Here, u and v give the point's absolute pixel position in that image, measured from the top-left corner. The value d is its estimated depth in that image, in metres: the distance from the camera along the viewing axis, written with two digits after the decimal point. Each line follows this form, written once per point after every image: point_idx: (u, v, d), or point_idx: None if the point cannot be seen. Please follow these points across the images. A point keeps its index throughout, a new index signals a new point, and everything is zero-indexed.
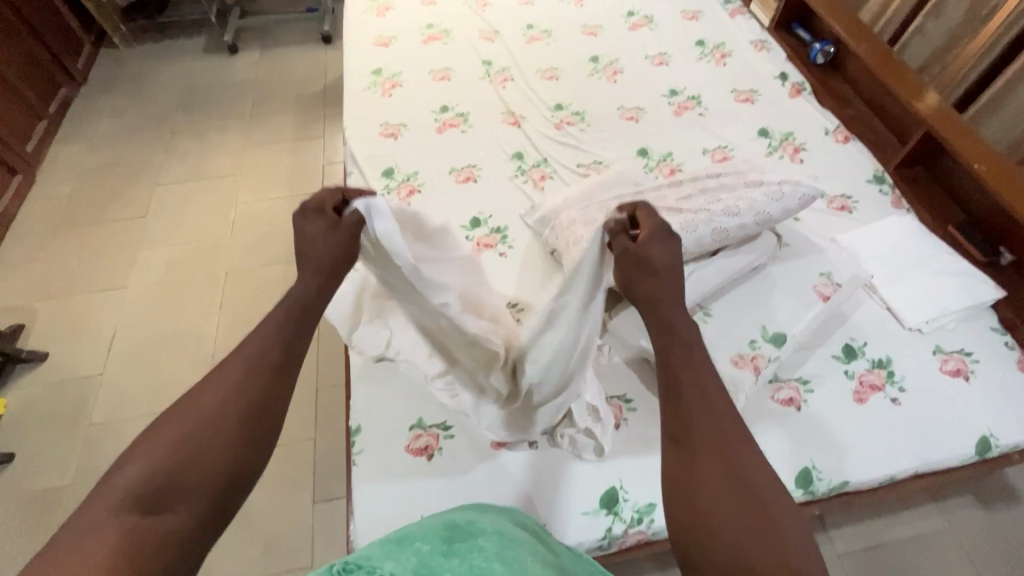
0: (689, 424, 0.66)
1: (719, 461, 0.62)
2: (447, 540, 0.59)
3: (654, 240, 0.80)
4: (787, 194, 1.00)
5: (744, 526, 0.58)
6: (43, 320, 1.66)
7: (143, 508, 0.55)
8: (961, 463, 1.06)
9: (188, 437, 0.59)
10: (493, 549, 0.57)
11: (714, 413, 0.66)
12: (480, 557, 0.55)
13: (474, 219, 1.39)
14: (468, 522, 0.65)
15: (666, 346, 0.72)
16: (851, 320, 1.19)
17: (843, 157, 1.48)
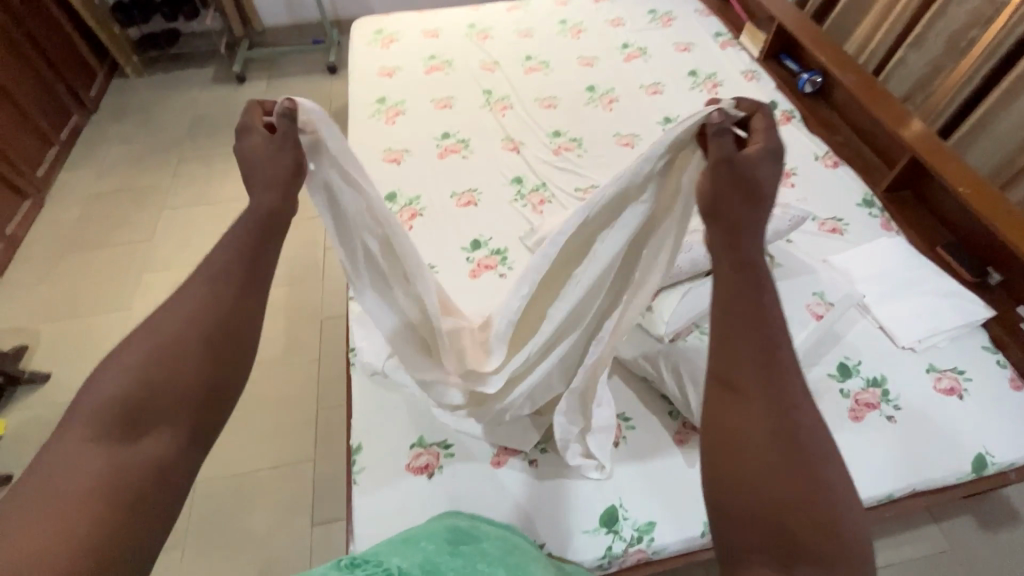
0: (742, 372, 0.60)
1: (770, 415, 0.58)
2: (451, 542, 0.63)
3: (763, 150, 0.71)
4: (779, 216, 1.03)
5: (791, 490, 0.55)
6: (47, 341, 1.67)
7: (124, 432, 0.56)
8: (958, 481, 1.06)
9: (160, 365, 0.60)
10: (495, 554, 0.61)
11: (775, 362, 0.60)
12: (482, 560, 0.59)
13: (474, 241, 1.42)
14: (471, 528, 0.70)
15: (735, 281, 0.65)
16: (845, 339, 1.21)
17: (833, 181, 1.53)
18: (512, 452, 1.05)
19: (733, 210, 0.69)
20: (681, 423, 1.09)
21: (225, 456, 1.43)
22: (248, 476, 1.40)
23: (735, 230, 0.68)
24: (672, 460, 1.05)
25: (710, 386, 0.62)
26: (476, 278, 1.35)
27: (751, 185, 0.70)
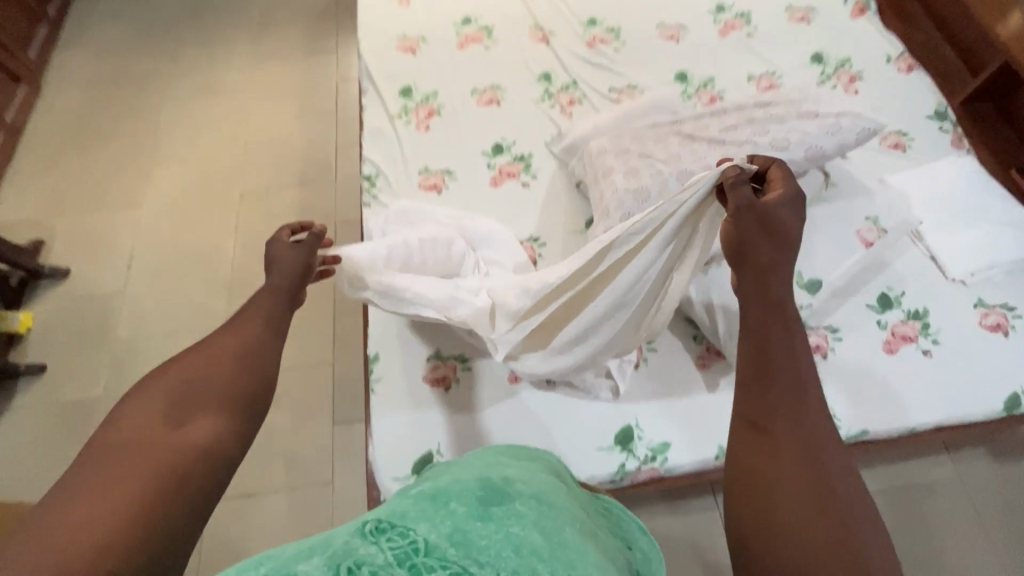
0: (772, 416, 0.58)
1: (801, 462, 0.55)
2: (483, 502, 0.56)
3: (785, 200, 0.70)
4: (845, 128, 0.89)
5: (828, 541, 0.51)
6: (61, 236, 1.65)
7: (171, 425, 0.56)
8: (986, 418, 1.03)
9: (207, 373, 0.63)
10: (531, 517, 0.56)
11: (802, 408, 0.58)
12: (516, 524, 0.54)
13: (496, 145, 1.31)
14: (505, 480, 0.62)
15: (764, 317, 0.63)
16: (891, 268, 1.13)
17: (904, 89, 1.35)
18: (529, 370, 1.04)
19: (757, 253, 0.67)
20: (704, 347, 1.06)
21: None
22: None
23: (762, 273, 0.66)
24: (691, 384, 1.03)
25: (736, 425, 0.60)
26: (497, 187, 1.26)
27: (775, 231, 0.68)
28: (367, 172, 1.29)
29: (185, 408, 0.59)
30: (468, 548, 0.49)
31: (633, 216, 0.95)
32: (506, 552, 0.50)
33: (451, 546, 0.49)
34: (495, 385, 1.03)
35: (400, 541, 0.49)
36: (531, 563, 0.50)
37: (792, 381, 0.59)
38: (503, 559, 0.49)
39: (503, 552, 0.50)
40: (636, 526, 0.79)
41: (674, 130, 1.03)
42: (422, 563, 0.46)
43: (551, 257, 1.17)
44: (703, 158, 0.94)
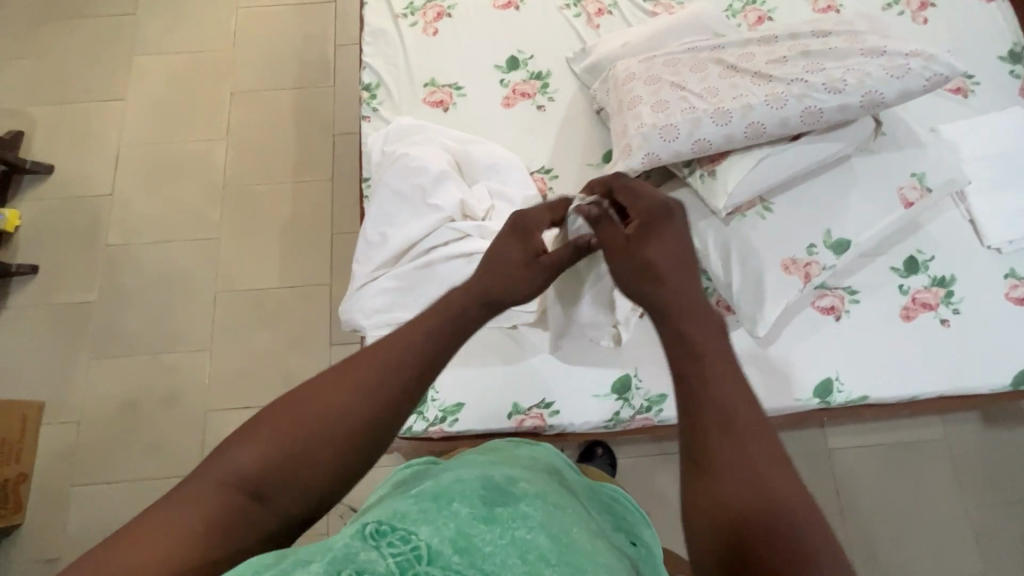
0: (713, 454, 0.53)
1: (756, 503, 0.50)
2: (487, 502, 0.59)
3: (641, 229, 0.67)
4: (915, 71, 0.76)
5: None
6: (41, 127, 1.54)
7: (251, 495, 0.51)
8: (991, 391, 1.02)
9: (315, 445, 0.53)
10: (538, 518, 0.58)
11: (746, 440, 0.53)
12: (522, 528, 0.56)
13: (511, 59, 1.17)
14: (508, 479, 0.65)
15: (685, 353, 0.58)
16: (925, 229, 1.05)
17: (979, 21, 1.18)
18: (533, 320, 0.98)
19: (660, 296, 0.62)
20: (716, 301, 0.98)
21: (243, 269, 1.43)
22: (267, 293, 1.41)
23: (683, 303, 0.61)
24: None
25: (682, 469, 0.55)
26: (510, 108, 1.14)
27: (650, 271, 0.64)
28: (366, 81, 1.17)
29: (275, 478, 0.52)
30: (474, 556, 0.52)
31: (656, 157, 0.86)
32: (512, 559, 0.53)
33: (455, 553, 0.52)
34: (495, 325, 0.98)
35: (402, 548, 0.51)
36: (537, 567, 0.53)
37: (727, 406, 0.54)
38: (509, 567, 0.52)
39: (509, 560, 0.53)
40: (637, 510, 0.83)
41: (715, 58, 0.90)
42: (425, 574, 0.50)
43: (562, 192, 1.08)
44: (744, 95, 0.83)
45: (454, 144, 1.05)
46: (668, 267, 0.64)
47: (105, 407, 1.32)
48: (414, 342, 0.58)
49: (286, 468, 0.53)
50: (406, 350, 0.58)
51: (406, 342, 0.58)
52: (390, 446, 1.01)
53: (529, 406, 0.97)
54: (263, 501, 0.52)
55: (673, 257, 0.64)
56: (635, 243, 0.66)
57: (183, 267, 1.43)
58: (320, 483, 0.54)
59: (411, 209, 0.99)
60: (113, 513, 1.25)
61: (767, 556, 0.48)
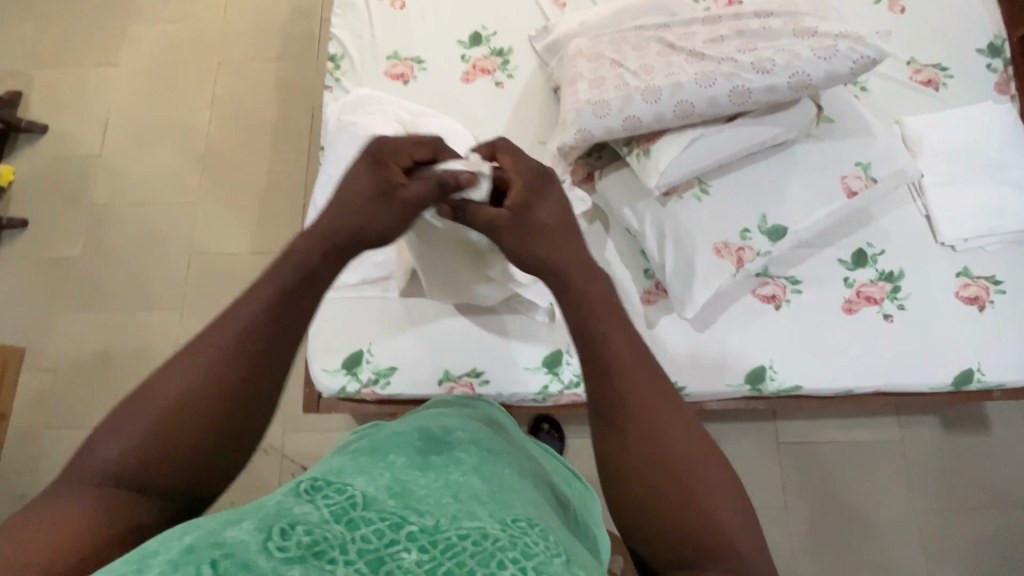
0: (615, 401, 0.55)
1: (659, 441, 0.53)
2: (422, 453, 0.58)
3: (525, 190, 0.68)
4: (842, 54, 0.76)
5: (689, 508, 0.50)
6: (39, 89, 1.61)
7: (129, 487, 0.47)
8: (931, 390, 1.00)
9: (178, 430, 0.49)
10: (472, 462, 0.58)
11: (639, 381, 0.56)
12: (456, 472, 0.56)
13: (474, 35, 1.18)
14: (444, 430, 0.64)
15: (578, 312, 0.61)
16: (878, 223, 1.03)
17: (960, 12, 1.14)
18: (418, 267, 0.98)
19: (554, 258, 0.65)
20: (653, 283, 1.01)
21: (218, 234, 1.48)
22: (238, 258, 1.46)
23: (577, 266, 0.64)
24: (632, 316, 1.00)
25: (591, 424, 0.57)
26: (468, 83, 1.15)
27: (543, 231, 0.67)
28: (332, 51, 1.19)
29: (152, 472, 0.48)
30: (409, 498, 0.50)
31: (587, 133, 0.86)
32: (446, 498, 0.51)
33: (391, 497, 0.49)
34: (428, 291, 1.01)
35: (336, 497, 0.48)
36: (470, 504, 0.52)
37: (631, 370, 0.57)
38: (443, 505, 0.50)
39: (444, 499, 0.51)
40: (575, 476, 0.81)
41: (657, 37, 0.90)
42: (360, 517, 0.46)
43: None
44: (675, 73, 0.82)
45: (406, 115, 1.06)
46: (557, 225, 0.67)
47: (80, 357, 1.39)
48: (264, 294, 0.55)
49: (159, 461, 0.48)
50: (258, 305, 0.54)
51: (257, 295, 0.55)
52: (328, 405, 1.05)
53: (459, 374, 0.99)
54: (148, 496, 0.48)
55: (559, 214, 0.68)
56: (522, 209, 0.67)
57: (162, 229, 1.48)
58: (200, 469, 0.50)
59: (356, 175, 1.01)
60: None
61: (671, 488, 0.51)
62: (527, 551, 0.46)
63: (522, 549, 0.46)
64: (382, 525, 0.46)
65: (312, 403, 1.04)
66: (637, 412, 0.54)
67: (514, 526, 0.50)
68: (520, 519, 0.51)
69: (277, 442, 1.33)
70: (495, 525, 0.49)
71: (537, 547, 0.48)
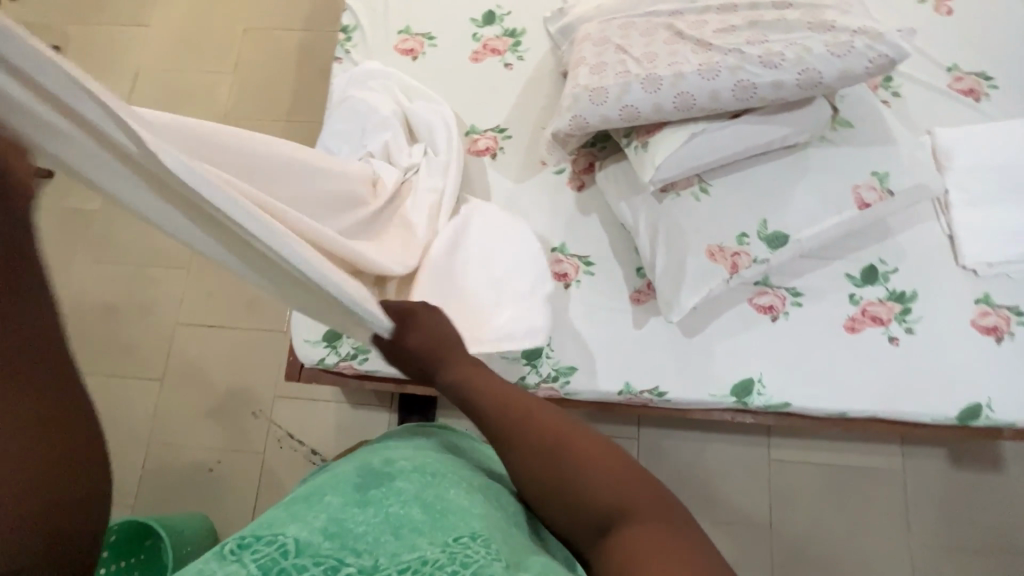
0: (495, 423, 0.65)
1: (539, 441, 0.62)
2: (361, 488, 0.63)
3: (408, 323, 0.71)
4: (858, 51, 0.70)
5: (581, 477, 0.59)
6: (75, 45, 1.66)
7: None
8: (933, 422, 0.94)
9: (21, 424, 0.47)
10: (411, 490, 0.63)
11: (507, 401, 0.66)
12: (396, 504, 0.61)
13: (488, 14, 1.15)
14: (385, 462, 0.69)
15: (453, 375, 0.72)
16: (893, 238, 0.97)
17: (1014, 18, 1.05)
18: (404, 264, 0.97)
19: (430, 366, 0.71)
20: (644, 283, 0.98)
21: None
22: None
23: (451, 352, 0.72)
24: (619, 314, 0.97)
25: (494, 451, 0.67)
26: (477, 63, 1.13)
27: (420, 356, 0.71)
28: (345, 22, 1.18)
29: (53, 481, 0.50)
30: (345, 539, 0.55)
31: (582, 120, 0.83)
32: (385, 534, 0.57)
33: (325, 539, 0.55)
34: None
35: (268, 549, 0.52)
36: (410, 537, 0.57)
37: (504, 403, 0.66)
38: (382, 543, 0.56)
39: (382, 536, 0.56)
40: None
41: (668, 23, 0.85)
42: (295, 564, 0.51)
43: (511, 152, 1.07)
44: (679, 63, 0.78)
45: (405, 97, 1.04)
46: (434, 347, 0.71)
47: (91, 308, 1.44)
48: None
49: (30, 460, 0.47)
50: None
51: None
52: (309, 375, 1.06)
53: None
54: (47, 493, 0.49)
55: (432, 336, 0.72)
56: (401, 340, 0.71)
57: None
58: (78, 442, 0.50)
59: (350, 147, 1.00)
60: None
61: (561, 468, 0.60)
62: (466, 559, 0.52)
63: (460, 561, 0.52)
64: (318, 568, 0.51)
65: (294, 371, 1.06)
66: (512, 428, 0.64)
67: (455, 545, 0.56)
68: (459, 538, 0.56)
69: (266, 406, 1.36)
70: (435, 549, 0.55)
71: (476, 554, 0.54)
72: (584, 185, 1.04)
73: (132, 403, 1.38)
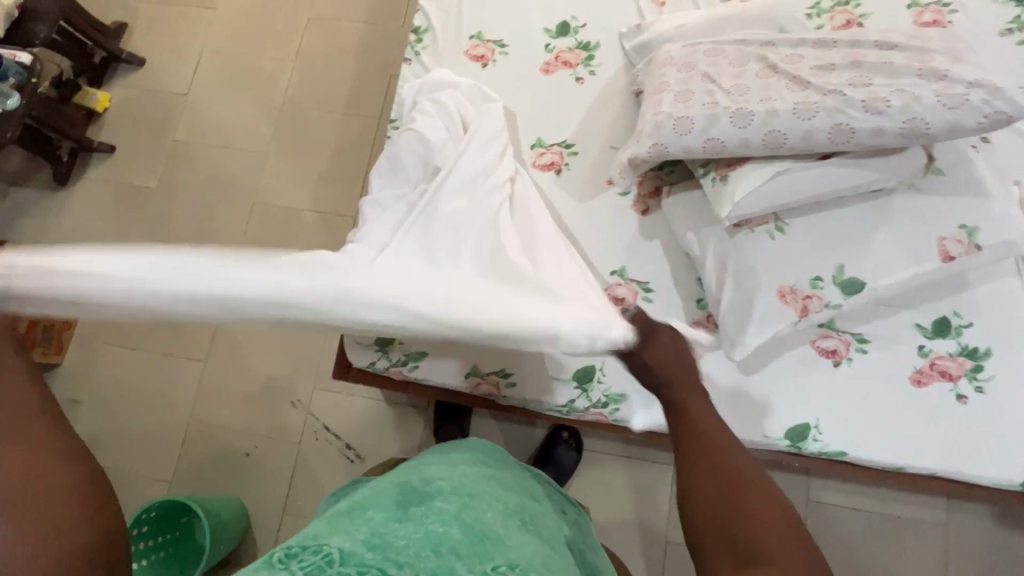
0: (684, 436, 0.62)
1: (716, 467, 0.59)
2: (401, 504, 0.66)
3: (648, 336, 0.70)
4: (972, 104, 0.67)
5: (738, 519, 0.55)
6: (142, 23, 1.68)
7: None
8: (995, 486, 0.91)
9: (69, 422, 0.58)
10: (450, 510, 0.65)
11: (703, 425, 0.63)
12: (436, 521, 0.63)
13: (562, 25, 1.13)
14: (424, 481, 0.71)
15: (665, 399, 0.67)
16: (972, 292, 0.93)
17: None
18: None
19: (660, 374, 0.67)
20: (705, 314, 0.96)
21: (277, 187, 1.51)
22: (297, 213, 1.49)
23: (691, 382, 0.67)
24: None
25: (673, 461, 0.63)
26: (548, 75, 1.11)
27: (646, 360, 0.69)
28: (417, 24, 1.17)
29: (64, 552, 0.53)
30: (387, 551, 0.58)
31: (663, 149, 0.81)
32: (426, 551, 0.59)
33: (368, 550, 0.58)
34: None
35: (314, 559, 0.56)
36: (449, 559, 0.59)
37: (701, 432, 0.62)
38: (422, 559, 0.58)
39: (423, 552, 0.59)
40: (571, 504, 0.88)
41: (759, 55, 0.82)
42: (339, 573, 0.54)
43: (577, 168, 1.05)
44: (772, 99, 0.76)
45: (467, 111, 1.01)
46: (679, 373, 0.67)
47: None
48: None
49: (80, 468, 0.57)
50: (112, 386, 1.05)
51: None
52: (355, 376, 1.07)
53: (487, 372, 0.98)
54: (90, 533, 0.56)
55: (675, 353, 0.69)
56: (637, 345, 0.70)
57: (231, 174, 1.54)
58: None
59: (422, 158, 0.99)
60: (131, 375, 1.42)
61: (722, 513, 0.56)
62: None
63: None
64: None
65: (342, 370, 1.07)
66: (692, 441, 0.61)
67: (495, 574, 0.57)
68: (498, 568, 0.58)
69: (305, 397, 1.38)
70: None
71: None
72: (648, 209, 1.02)
73: (175, 382, 1.41)
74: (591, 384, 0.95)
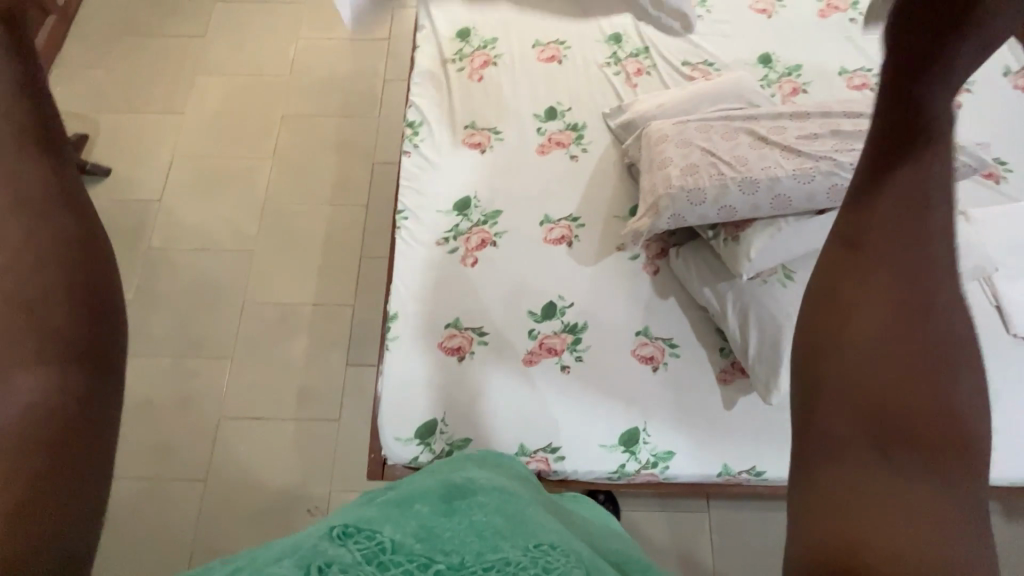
0: (864, 253, 0.37)
1: (901, 296, 0.35)
2: (446, 502, 0.62)
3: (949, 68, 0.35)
4: None
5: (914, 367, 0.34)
6: (104, 133, 1.65)
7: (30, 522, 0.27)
8: (1011, 484, 0.99)
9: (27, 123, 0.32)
10: (491, 507, 0.63)
11: (903, 232, 0.36)
12: (478, 514, 0.60)
13: (550, 110, 1.23)
14: (465, 484, 0.69)
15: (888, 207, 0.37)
16: None
17: (1015, 110, 1.19)
18: (546, 354, 1.02)
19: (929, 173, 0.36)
20: (730, 362, 1.02)
21: (269, 282, 1.48)
22: (293, 308, 1.45)
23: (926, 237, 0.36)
24: (708, 396, 1.00)
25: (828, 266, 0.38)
26: (544, 155, 1.18)
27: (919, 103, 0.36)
28: (412, 118, 1.23)
29: (64, 462, 0.28)
30: (434, 541, 0.54)
31: (682, 218, 0.89)
32: (470, 537, 0.55)
33: (417, 541, 0.53)
34: (527, 331, 1.03)
35: (368, 543, 0.51)
36: (494, 541, 0.56)
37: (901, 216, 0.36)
38: (467, 542, 0.54)
39: (467, 538, 0.55)
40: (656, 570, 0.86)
41: (747, 128, 0.94)
42: (390, 560, 0.49)
43: (586, 239, 1.11)
44: (772, 167, 0.87)
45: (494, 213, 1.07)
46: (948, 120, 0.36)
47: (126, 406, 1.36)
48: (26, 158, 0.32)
49: (45, 246, 0.31)
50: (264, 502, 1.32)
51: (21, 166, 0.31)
52: (392, 473, 1.03)
53: (535, 449, 0.97)
54: (84, 391, 0.30)
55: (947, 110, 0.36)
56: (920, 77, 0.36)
57: (215, 277, 1.49)
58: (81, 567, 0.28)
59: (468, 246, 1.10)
60: (121, 511, 1.27)
61: (919, 359, 0.34)
62: (547, 564, 0.52)
63: (542, 565, 0.51)
64: (412, 563, 0.49)
65: (377, 469, 1.03)
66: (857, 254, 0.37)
67: (537, 549, 0.55)
68: (540, 544, 0.56)
69: (322, 502, 1.29)
70: (517, 552, 0.54)
71: (559, 561, 0.53)
72: (658, 269, 1.08)
73: (174, 509, 1.28)
74: (638, 443, 0.98)
